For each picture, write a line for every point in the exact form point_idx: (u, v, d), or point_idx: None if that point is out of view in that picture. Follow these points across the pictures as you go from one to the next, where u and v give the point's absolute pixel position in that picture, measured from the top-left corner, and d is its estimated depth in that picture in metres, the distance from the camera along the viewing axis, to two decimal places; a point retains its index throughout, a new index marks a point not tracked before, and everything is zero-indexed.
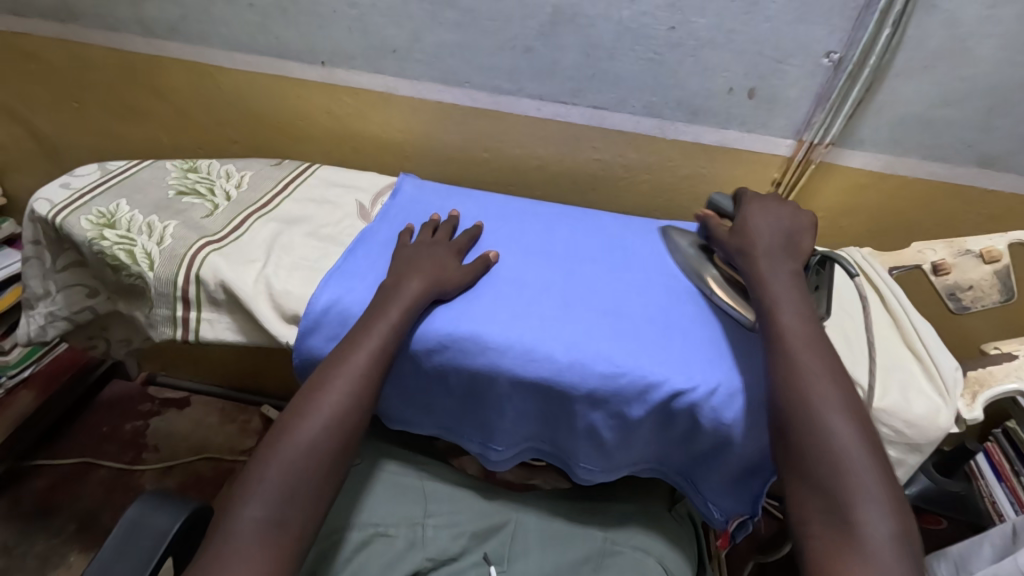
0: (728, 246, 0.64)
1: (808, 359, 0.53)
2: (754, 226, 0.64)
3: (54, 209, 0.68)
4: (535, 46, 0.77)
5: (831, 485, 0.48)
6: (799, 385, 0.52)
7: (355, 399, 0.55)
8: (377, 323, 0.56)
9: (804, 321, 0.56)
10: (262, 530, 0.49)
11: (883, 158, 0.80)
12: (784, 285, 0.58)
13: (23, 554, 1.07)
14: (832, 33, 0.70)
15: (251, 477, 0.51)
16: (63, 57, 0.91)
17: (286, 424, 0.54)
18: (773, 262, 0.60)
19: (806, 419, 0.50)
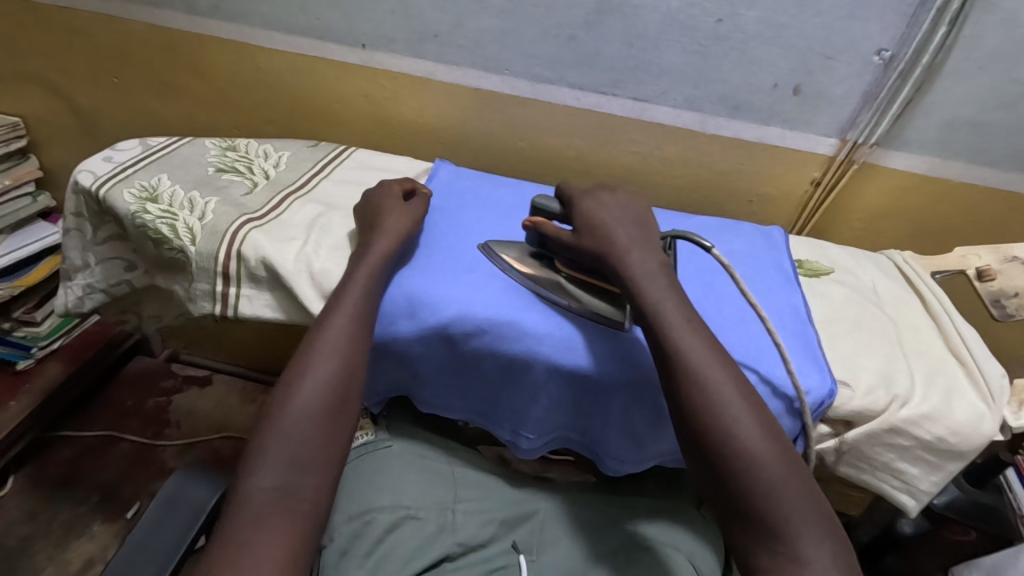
0: (590, 249, 0.57)
1: (689, 338, 0.50)
2: (606, 222, 0.58)
3: (98, 181, 0.69)
4: (578, 35, 0.76)
5: (733, 470, 0.46)
6: (683, 367, 0.49)
7: (347, 365, 0.54)
8: (351, 283, 0.57)
9: (671, 295, 0.53)
10: (273, 502, 0.46)
11: (927, 161, 0.79)
12: (652, 276, 0.54)
13: (48, 522, 1.09)
14: (885, 30, 0.68)
15: (253, 454, 0.49)
16: (106, 33, 0.92)
17: (275, 404, 0.51)
18: (646, 256, 0.56)
19: (698, 401, 0.48)
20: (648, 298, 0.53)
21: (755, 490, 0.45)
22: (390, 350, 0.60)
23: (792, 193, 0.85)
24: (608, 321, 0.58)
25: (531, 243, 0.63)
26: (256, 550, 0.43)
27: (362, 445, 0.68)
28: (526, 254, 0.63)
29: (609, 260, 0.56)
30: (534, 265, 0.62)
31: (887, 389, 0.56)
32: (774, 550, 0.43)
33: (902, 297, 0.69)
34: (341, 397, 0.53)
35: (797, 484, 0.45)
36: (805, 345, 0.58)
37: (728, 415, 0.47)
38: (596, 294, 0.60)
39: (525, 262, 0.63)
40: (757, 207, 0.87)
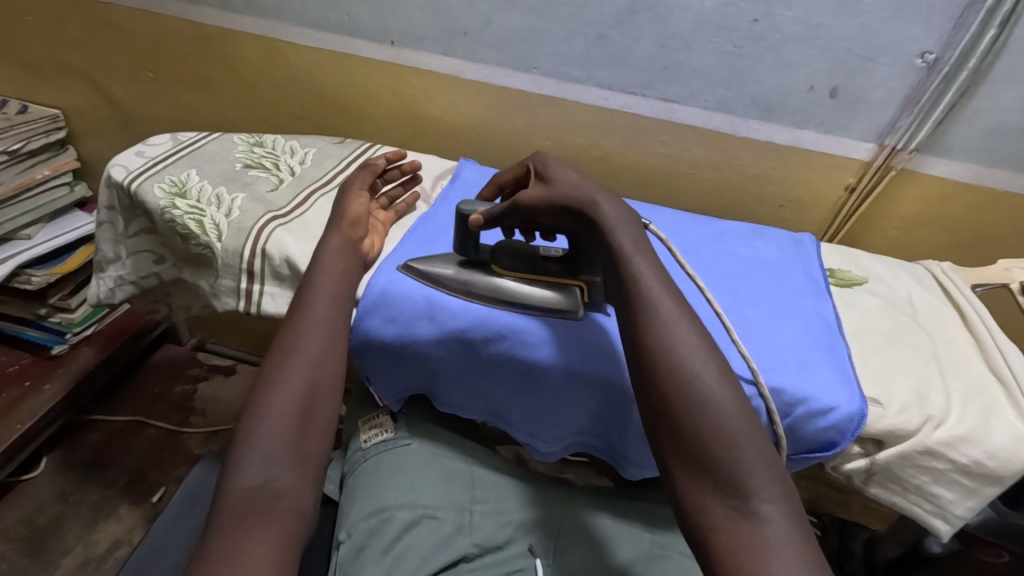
0: (562, 200, 0.55)
1: (656, 289, 0.49)
2: (572, 177, 0.56)
3: (130, 175, 0.70)
4: (609, 34, 0.75)
5: (695, 417, 0.43)
6: (650, 313, 0.48)
7: (322, 355, 0.54)
8: (322, 284, 0.58)
9: (645, 244, 0.52)
10: (253, 498, 0.45)
11: (970, 168, 0.76)
12: (625, 223, 0.52)
13: (78, 503, 1.12)
14: (930, 32, 0.66)
15: (238, 449, 0.48)
16: (141, 28, 0.94)
17: (255, 402, 0.51)
18: (616, 204, 0.54)
19: (659, 349, 0.46)
20: (622, 244, 0.51)
21: (716, 440, 0.42)
22: (410, 352, 0.60)
23: (824, 199, 0.82)
24: (560, 310, 0.59)
25: (460, 250, 0.62)
26: (248, 537, 0.42)
27: (380, 442, 0.68)
28: (452, 266, 0.62)
29: (582, 211, 0.54)
30: (465, 274, 0.61)
31: (920, 408, 0.54)
32: (732, 504, 0.41)
33: (940, 311, 0.67)
34: (324, 386, 0.53)
35: (760, 438, 0.43)
36: (837, 358, 0.57)
37: (692, 361, 0.45)
38: (544, 286, 0.60)
39: (455, 273, 0.61)
40: (788, 212, 0.85)
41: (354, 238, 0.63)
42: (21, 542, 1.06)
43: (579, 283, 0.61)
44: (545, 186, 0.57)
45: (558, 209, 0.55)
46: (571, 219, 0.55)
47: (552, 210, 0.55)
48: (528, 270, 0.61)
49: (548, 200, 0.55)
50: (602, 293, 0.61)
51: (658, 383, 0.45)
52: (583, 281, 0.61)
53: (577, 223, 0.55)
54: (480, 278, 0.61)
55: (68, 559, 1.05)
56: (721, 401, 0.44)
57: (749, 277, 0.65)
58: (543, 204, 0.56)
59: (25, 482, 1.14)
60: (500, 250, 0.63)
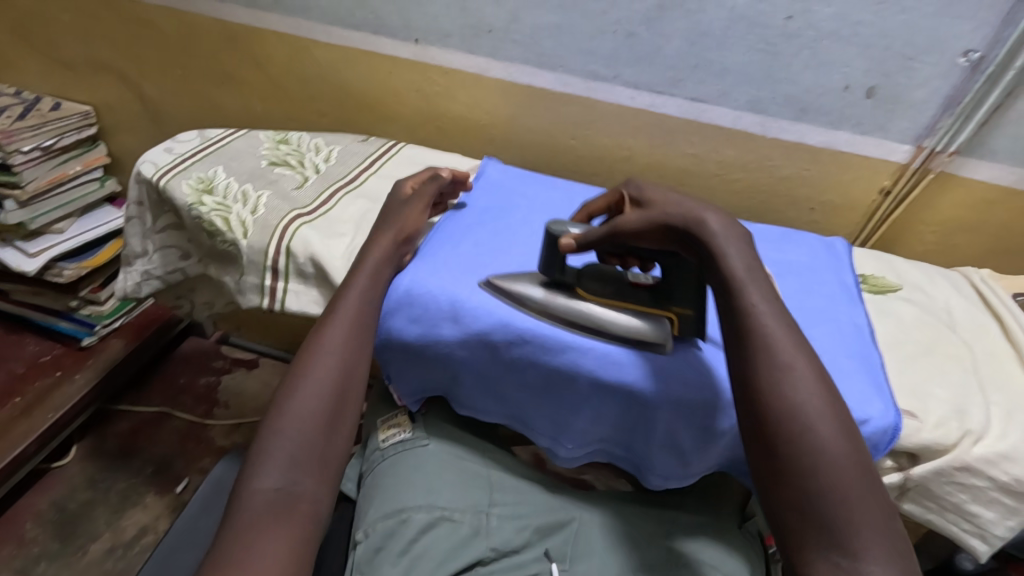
0: (667, 221, 0.52)
1: (775, 323, 0.46)
2: (672, 198, 0.54)
3: (159, 172, 0.71)
4: (638, 32, 0.74)
5: (804, 467, 0.42)
6: (768, 351, 0.45)
7: (349, 359, 0.55)
8: (355, 287, 0.58)
9: (760, 270, 0.49)
10: (272, 503, 0.46)
11: (1015, 172, 0.73)
12: (739, 247, 0.49)
13: (106, 490, 1.14)
14: (975, 29, 0.63)
15: (258, 449, 0.49)
16: (171, 26, 0.95)
17: (279, 402, 0.52)
18: (727, 223, 0.51)
19: (776, 390, 0.44)
20: (734, 269, 0.48)
21: (826, 492, 0.41)
22: (431, 353, 0.59)
23: (858, 201, 0.80)
24: (651, 340, 0.56)
25: (545, 271, 0.60)
26: (258, 543, 0.43)
27: (399, 442, 0.68)
28: (536, 284, 0.60)
29: (689, 229, 0.51)
30: (554, 297, 0.59)
31: (958, 422, 0.52)
32: (837, 562, 0.39)
33: (979, 320, 0.64)
34: (350, 389, 0.54)
35: (870, 494, 0.41)
36: (875, 371, 0.54)
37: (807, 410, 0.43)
38: (633, 314, 0.57)
39: (542, 295, 0.59)
40: (818, 215, 0.82)
41: (399, 241, 0.62)
42: (52, 526, 1.09)
43: (669, 315, 0.57)
44: (644, 210, 0.54)
45: (660, 231, 0.52)
46: (676, 240, 0.52)
47: (655, 234, 0.53)
48: (618, 297, 0.58)
49: (649, 223, 0.53)
50: (693, 328, 0.57)
51: (766, 426, 0.43)
52: (673, 313, 0.57)
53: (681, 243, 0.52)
54: (568, 303, 0.58)
55: (96, 544, 1.07)
56: (830, 454, 0.42)
57: (784, 284, 0.63)
58: (643, 228, 0.53)
59: (56, 468, 1.17)
60: (587, 273, 0.60)
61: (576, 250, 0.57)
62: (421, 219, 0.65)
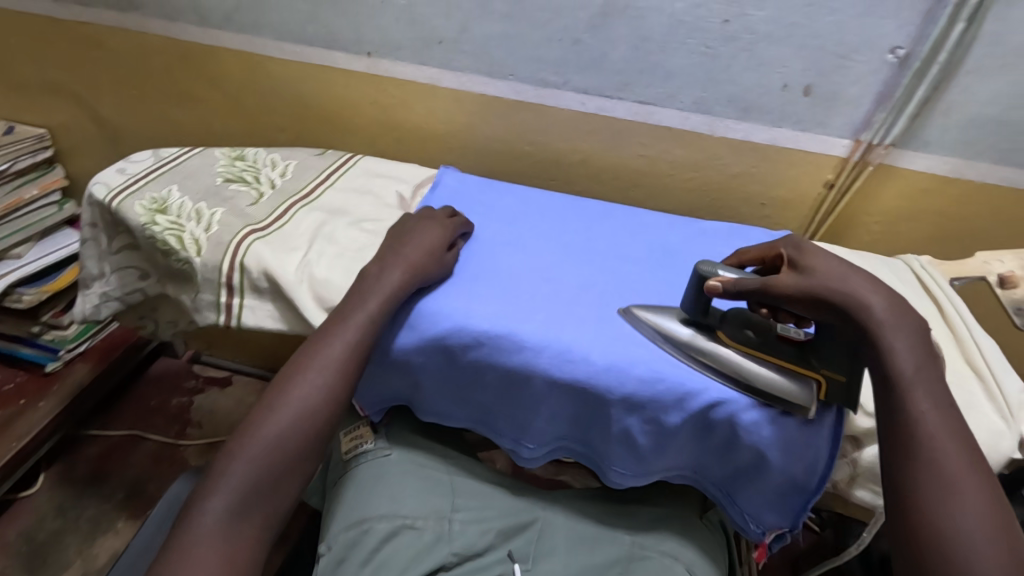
0: (825, 294, 0.50)
1: (942, 436, 0.47)
2: (832, 267, 0.52)
3: (110, 193, 0.71)
4: (583, 39, 0.75)
5: None
6: (934, 466, 0.46)
7: (325, 394, 0.54)
8: (355, 314, 0.56)
9: (928, 370, 0.49)
10: (221, 527, 0.49)
11: (950, 162, 0.76)
12: (912, 352, 0.49)
13: (77, 518, 1.12)
14: (900, 27, 0.66)
15: (219, 468, 0.52)
16: (124, 46, 0.95)
17: (251, 422, 0.53)
18: (895, 307, 0.50)
19: (934, 507, 0.45)
20: (902, 368, 0.48)
21: None
22: (391, 359, 0.60)
23: (806, 195, 0.83)
24: (792, 398, 0.52)
25: (687, 309, 0.57)
26: (188, 566, 0.46)
27: (362, 453, 0.68)
28: (678, 321, 0.58)
29: (849, 309, 0.50)
30: (701, 339, 0.56)
31: None
32: None
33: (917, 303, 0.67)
34: (320, 423, 0.54)
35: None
36: None
37: (973, 536, 0.43)
38: (774, 368, 0.53)
39: (691, 335, 0.56)
40: (769, 210, 0.85)
41: (415, 267, 0.60)
42: (21, 557, 1.06)
43: (815, 377, 0.52)
44: (799, 274, 0.52)
45: (816, 302, 0.50)
46: (833, 315, 0.50)
47: (806, 301, 0.51)
48: (762, 348, 0.54)
49: (805, 291, 0.51)
50: (842, 396, 0.51)
51: (924, 544, 0.44)
52: (823, 375, 0.52)
53: (840, 321, 0.50)
54: (709, 346, 0.56)
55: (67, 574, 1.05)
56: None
57: None
58: (799, 294, 0.51)
59: (24, 498, 1.14)
60: (731, 318, 0.57)
61: (722, 295, 0.54)
62: (437, 258, 0.62)
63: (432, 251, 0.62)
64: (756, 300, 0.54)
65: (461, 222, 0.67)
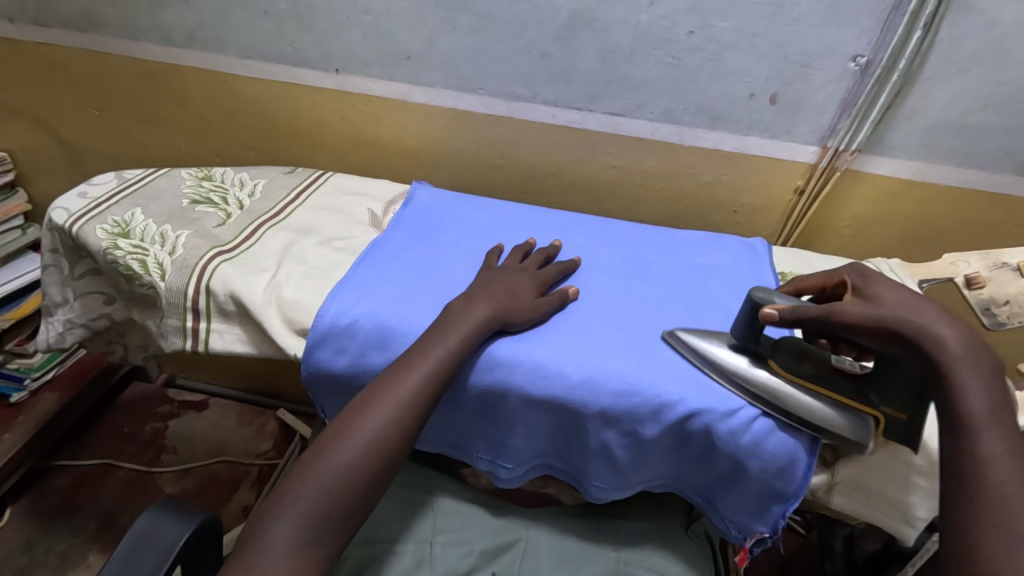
0: (893, 325, 0.46)
1: (1015, 485, 0.41)
2: (902, 296, 0.48)
3: (70, 218, 0.69)
4: (551, 52, 0.75)
5: None
6: (1005, 517, 0.40)
7: (395, 424, 0.51)
8: (433, 347, 0.53)
9: (1006, 416, 0.43)
10: (289, 556, 0.46)
11: (913, 166, 0.77)
12: (987, 396, 0.43)
13: (45, 553, 1.08)
14: (860, 36, 0.67)
15: (287, 490, 0.48)
16: (85, 67, 0.92)
17: (324, 442, 0.50)
18: (973, 345, 0.45)
19: (997, 561, 0.39)
20: (974, 408, 0.43)
21: None
22: (362, 381, 0.59)
23: (776, 202, 0.84)
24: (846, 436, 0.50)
25: (739, 337, 0.55)
26: None
27: None
28: (730, 348, 0.55)
29: (922, 343, 0.45)
30: (755, 371, 0.53)
31: None
32: None
33: None
34: (390, 454, 0.50)
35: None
36: None
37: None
38: (829, 403, 0.51)
39: (744, 367, 0.54)
40: (742, 217, 0.86)
41: (501, 311, 0.57)
42: None
43: (875, 415, 0.50)
44: (867, 302, 0.48)
45: (891, 334, 0.46)
46: (900, 347, 0.46)
47: (880, 333, 0.46)
48: (820, 381, 0.52)
49: (874, 321, 0.47)
50: (903, 435, 0.50)
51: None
52: (882, 413, 0.50)
53: (907, 353, 0.46)
54: (761, 374, 0.53)
55: None
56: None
57: (704, 287, 0.65)
58: (867, 323, 0.47)
59: None
60: (785, 346, 0.54)
61: (778, 323, 0.51)
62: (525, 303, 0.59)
63: (525, 295, 0.59)
64: (817, 330, 0.50)
65: (561, 266, 0.65)
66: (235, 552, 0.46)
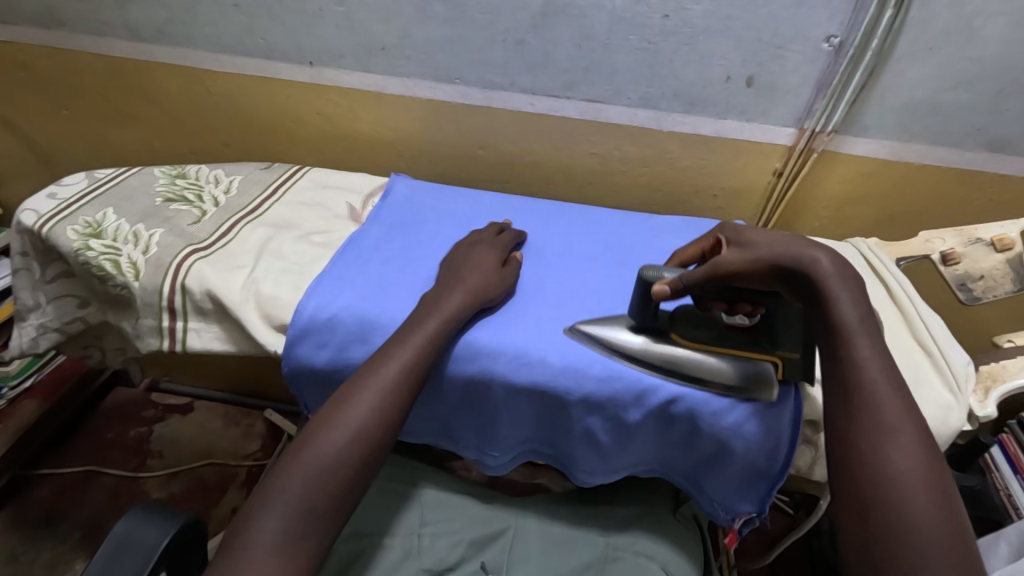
0: (773, 260, 0.49)
1: (885, 387, 0.45)
2: (772, 238, 0.52)
3: (40, 220, 0.67)
4: (526, 39, 0.75)
5: (890, 519, 0.40)
6: (873, 408, 0.45)
7: (383, 413, 0.51)
8: (413, 335, 0.53)
9: (874, 324, 0.47)
10: (278, 553, 0.44)
11: (888, 146, 0.78)
12: (859, 309, 0.47)
13: (30, 563, 1.06)
14: (832, 16, 0.67)
15: (273, 486, 0.47)
16: (50, 64, 0.90)
17: (308, 436, 0.49)
18: (838, 262, 0.49)
19: (873, 443, 0.43)
20: (845, 320, 0.47)
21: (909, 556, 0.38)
22: (345, 375, 0.59)
23: (755, 186, 0.84)
24: (748, 390, 0.52)
25: (636, 317, 0.55)
26: None
27: None
28: (628, 330, 0.56)
29: (797, 269, 0.49)
30: (653, 344, 0.55)
31: None
32: None
33: (866, 283, 0.68)
34: (375, 446, 0.50)
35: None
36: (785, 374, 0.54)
37: (906, 477, 0.41)
38: (728, 360, 0.53)
39: (642, 342, 0.55)
40: (721, 201, 0.86)
41: (475, 290, 0.58)
42: None
43: (773, 360, 0.52)
44: (744, 249, 0.52)
45: (770, 272, 0.50)
46: (779, 282, 0.50)
47: (760, 274, 0.50)
48: (717, 341, 0.53)
49: (758, 263, 0.50)
50: (799, 372, 0.51)
51: (855, 480, 0.43)
52: (777, 356, 0.52)
53: (785, 285, 0.50)
54: (662, 352, 0.54)
55: None
56: (927, 524, 0.39)
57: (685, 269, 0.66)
58: (751, 266, 0.50)
59: None
60: (680, 318, 0.56)
61: (670, 297, 0.52)
62: (497, 285, 0.59)
63: (493, 271, 0.60)
64: (704, 293, 0.52)
65: (512, 235, 0.67)
66: (220, 552, 0.45)
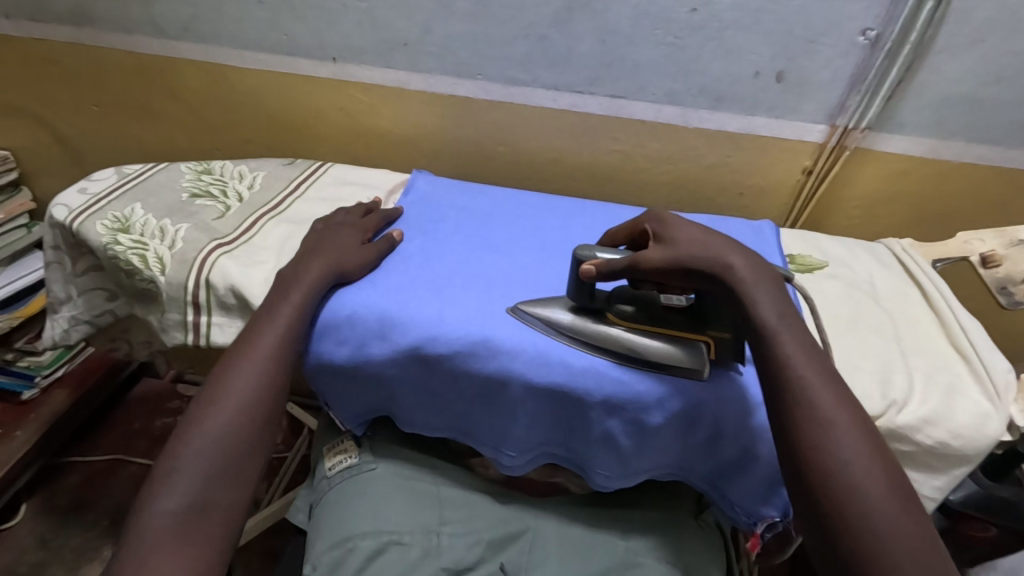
0: (693, 261, 0.50)
1: (816, 382, 0.46)
2: (689, 235, 0.52)
3: (71, 214, 0.69)
4: (550, 34, 0.74)
5: (846, 518, 0.41)
6: (807, 405, 0.45)
7: (265, 378, 0.53)
8: (281, 306, 0.57)
9: (792, 318, 0.48)
10: (179, 521, 0.46)
11: (925, 142, 0.75)
12: (774, 305, 0.49)
13: (60, 547, 1.09)
14: (868, 9, 0.65)
15: (165, 467, 0.49)
16: (81, 62, 0.92)
17: (193, 417, 0.51)
18: (754, 266, 0.50)
19: (812, 443, 0.43)
20: (767, 318, 0.48)
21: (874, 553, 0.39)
22: (365, 372, 0.58)
23: (784, 184, 0.82)
24: (685, 367, 0.53)
25: (573, 298, 0.57)
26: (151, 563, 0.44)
27: (346, 468, 0.68)
28: (567, 309, 0.57)
29: (713, 272, 0.50)
30: (583, 324, 0.56)
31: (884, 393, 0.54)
32: None
33: (900, 287, 0.66)
34: (262, 409, 0.53)
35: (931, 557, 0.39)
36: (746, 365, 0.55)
37: (854, 474, 0.42)
38: (663, 339, 0.54)
39: (571, 320, 0.56)
40: (748, 199, 0.84)
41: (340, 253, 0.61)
42: None
43: (705, 339, 0.54)
44: (664, 247, 0.52)
45: (687, 272, 0.50)
46: (698, 281, 0.51)
47: (678, 275, 0.51)
48: (649, 321, 0.55)
49: (672, 264, 0.50)
50: (731, 352, 0.54)
51: (806, 482, 0.43)
52: (710, 336, 0.54)
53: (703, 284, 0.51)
54: (598, 331, 0.55)
55: None
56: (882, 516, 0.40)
57: None
58: (665, 267, 0.50)
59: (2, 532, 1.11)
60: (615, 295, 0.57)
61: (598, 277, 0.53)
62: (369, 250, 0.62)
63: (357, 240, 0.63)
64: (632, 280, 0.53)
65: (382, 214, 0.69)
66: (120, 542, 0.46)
